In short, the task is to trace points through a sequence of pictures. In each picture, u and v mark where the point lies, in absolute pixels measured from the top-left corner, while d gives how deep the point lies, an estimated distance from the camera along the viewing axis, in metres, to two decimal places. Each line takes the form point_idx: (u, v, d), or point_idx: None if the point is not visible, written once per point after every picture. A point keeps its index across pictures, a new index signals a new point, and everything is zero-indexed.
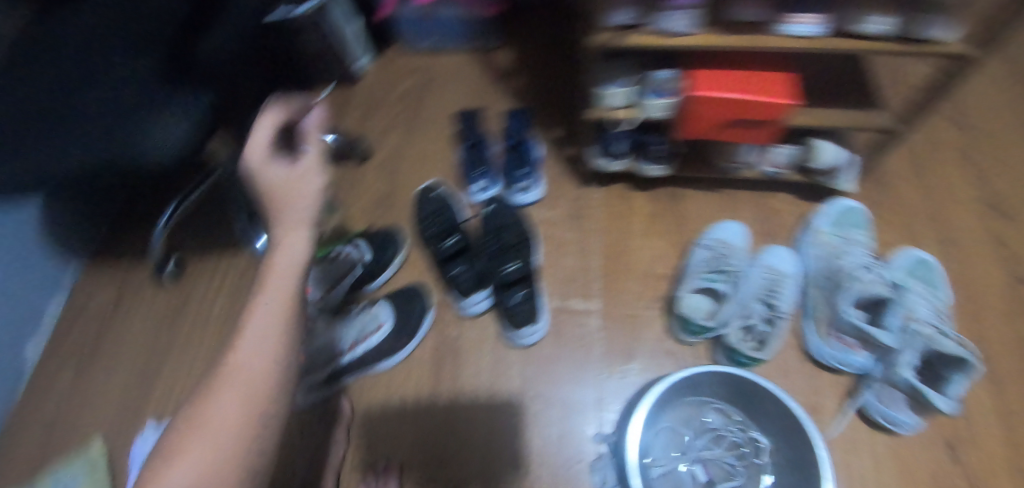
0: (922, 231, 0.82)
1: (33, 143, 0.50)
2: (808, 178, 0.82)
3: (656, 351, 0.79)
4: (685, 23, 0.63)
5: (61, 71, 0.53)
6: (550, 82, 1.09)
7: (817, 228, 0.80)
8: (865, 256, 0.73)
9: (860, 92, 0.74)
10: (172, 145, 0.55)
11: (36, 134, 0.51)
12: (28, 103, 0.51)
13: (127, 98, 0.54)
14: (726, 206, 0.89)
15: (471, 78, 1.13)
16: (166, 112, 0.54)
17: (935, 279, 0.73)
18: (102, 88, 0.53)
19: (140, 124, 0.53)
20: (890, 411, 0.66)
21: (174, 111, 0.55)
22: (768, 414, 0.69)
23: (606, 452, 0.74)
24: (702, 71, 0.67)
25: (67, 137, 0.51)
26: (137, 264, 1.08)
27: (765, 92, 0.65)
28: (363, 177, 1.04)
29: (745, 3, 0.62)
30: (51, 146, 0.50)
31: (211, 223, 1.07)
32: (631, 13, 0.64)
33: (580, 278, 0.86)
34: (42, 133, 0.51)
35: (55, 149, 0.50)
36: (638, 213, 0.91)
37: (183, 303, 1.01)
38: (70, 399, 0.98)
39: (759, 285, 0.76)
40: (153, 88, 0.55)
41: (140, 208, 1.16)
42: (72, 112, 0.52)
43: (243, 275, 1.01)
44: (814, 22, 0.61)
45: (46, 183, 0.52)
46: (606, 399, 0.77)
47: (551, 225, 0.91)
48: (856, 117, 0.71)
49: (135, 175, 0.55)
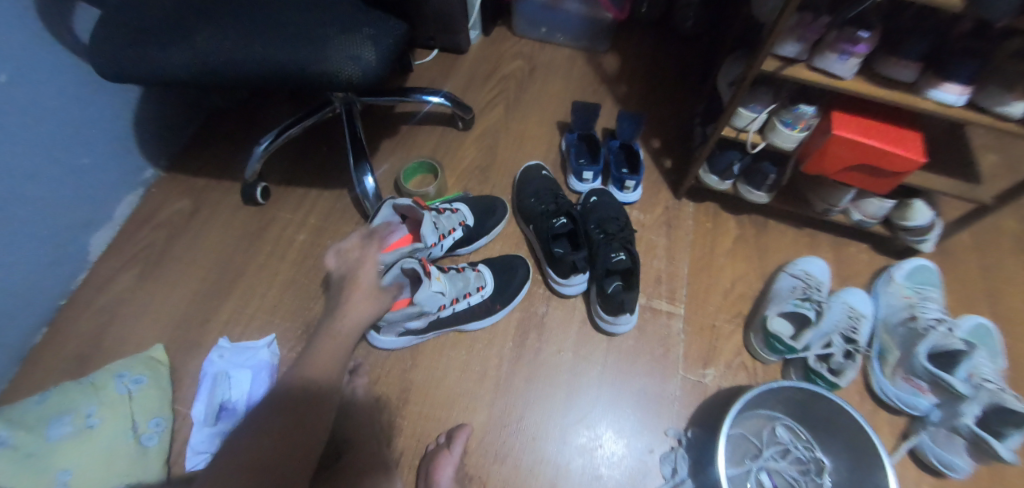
0: (978, 301, 0.91)
1: (261, 43, 0.63)
2: (892, 233, 0.89)
3: (733, 362, 0.84)
4: (845, 68, 0.70)
5: (301, 9, 0.67)
6: (651, 95, 1.15)
7: (894, 279, 0.87)
8: (938, 312, 0.80)
9: (964, 164, 0.81)
10: (362, 60, 0.62)
11: (266, 39, 0.63)
12: (273, 20, 0.65)
13: (331, 19, 0.65)
14: (807, 244, 0.96)
15: (575, 76, 1.19)
16: (363, 34, 0.63)
17: (994, 347, 0.81)
18: (321, 11, 0.66)
19: (338, 38, 0.62)
20: (946, 453, 0.72)
21: (369, 33, 0.64)
22: (838, 437, 0.74)
23: (679, 446, 0.77)
24: (840, 114, 0.74)
25: (283, 42, 0.62)
26: (217, 179, 1.07)
27: (896, 144, 0.72)
28: (464, 145, 1.09)
29: (902, 64, 0.70)
30: (274, 46, 0.62)
31: (303, 157, 1.08)
32: (798, 48, 0.72)
33: (667, 281, 0.91)
34: (268, 39, 0.63)
35: (273, 48, 0.62)
36: (726, 234, 0.97)
37: (263, 227, 1.00)
38: (127, 298, 0.95)
39: (839, 319, 0.82)
40: (356, 16, 0.66)
41: (225, 125, 1.15)
42: (297, 28, 0.64)
43: (329, 212, 1.01)
44: (959, 92, 0.68)
45: (256, 71, 0.62)
46: (683, 397, 0.81)
47: (644, 227, 0.96)
48: (958, 184, 0.79)
49: (322, 81, 0.63)
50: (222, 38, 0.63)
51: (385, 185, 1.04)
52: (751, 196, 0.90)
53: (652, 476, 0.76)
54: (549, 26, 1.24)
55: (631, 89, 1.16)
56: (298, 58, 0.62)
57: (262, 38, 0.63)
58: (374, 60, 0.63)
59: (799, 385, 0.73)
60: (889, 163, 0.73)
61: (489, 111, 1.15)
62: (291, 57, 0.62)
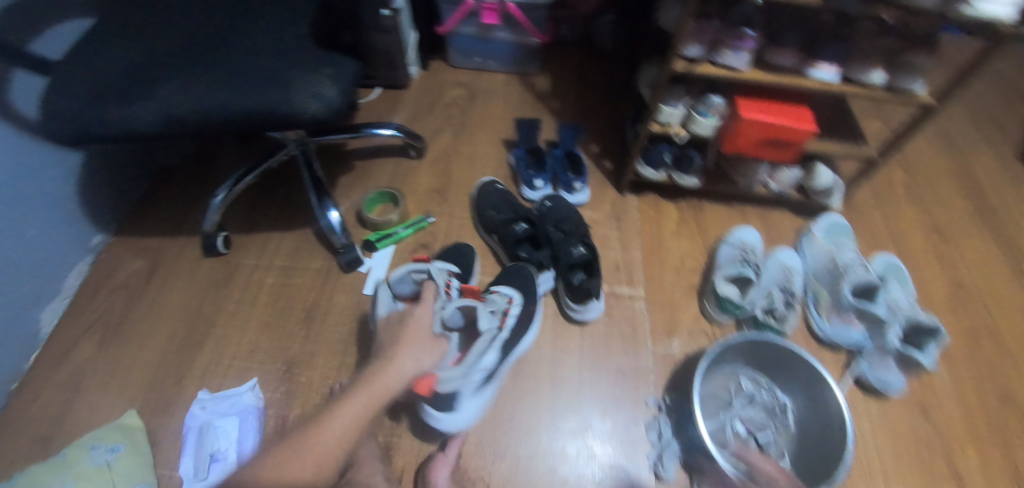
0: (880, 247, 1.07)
1: (232, 92, 0.71)
2: (805, 197, 1.03)
3: (695, 330, 0.93)
4: (740, 61, 0.83)
5: (265, 53, 0.76)
6: (583, 105, 1.27)
7: (814, 235, 1.00)
8: (853, 257, 0.94)
9: (850, 129, 0.96)
10: (324, 99, 0.72)
11: (234, 87, 0.72)
12: (239, 71, 0.74)
13: (290, 64, 0.74)
14: (738, 217, 1.08)
15: (512, 98, 1.29)
16: (322, 78, 0.73)
17: (905, 278, 0.94)
18: (282, 59, 0.75)
19: (301, 83, 0.72)
20: (883, 374, 0.84)
21: (328, 76, 0.73)
22: (792, 377, 0.84)
23: (661, 412, 0.84)
24: (746, 100, 0.87)
25: (253, 91, 0.71)
26: (174, 235, 1.06)
27: (795, 120, 0.85)
28: (418, 172, 1.15)
29: (784, 52, 0.83)
30: (245, 94, 0.71)
31: (261, 202, 1.09)
32: (700, 49, 0.84)
33: (624, 268, 0.99)
34: (237, 88, 0.72)
35: (244, 96, 0.71)
36: (669, 219, 1.07)
37: (229, 275, 1.00)
38: (90, 369, 0.91)
39: (775, 276, 0.94)
40: (312, 61, 0.75)
41: (172, 182, 1.14)
42: (263, 75, 0.73)
43: (296, 251, 1.03)
44: (832, 70, 0.82)
45: (233, 119, 0.72)
46: (657, 368, 0.88)
47: (597, 223, 1.05)
48: (848, 147, 0.93)
49: (290, 122, 0.72)
50: (192, 93, 0.70)
51: (348, 218, 1.07)
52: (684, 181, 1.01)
53: (641, 444, 0.82)
54: (482, 56, 1.34)
55: (565, 103, 1.27)
56: (266, 103, 0.71)
57: (230, 90, 0.71)
58: (333, 99, 0.73)
59: (753, 335, 0.82)
60: (790, 136, 0.85)
61: (438, 138, 1.22)
62: (260, 103, 0.70)
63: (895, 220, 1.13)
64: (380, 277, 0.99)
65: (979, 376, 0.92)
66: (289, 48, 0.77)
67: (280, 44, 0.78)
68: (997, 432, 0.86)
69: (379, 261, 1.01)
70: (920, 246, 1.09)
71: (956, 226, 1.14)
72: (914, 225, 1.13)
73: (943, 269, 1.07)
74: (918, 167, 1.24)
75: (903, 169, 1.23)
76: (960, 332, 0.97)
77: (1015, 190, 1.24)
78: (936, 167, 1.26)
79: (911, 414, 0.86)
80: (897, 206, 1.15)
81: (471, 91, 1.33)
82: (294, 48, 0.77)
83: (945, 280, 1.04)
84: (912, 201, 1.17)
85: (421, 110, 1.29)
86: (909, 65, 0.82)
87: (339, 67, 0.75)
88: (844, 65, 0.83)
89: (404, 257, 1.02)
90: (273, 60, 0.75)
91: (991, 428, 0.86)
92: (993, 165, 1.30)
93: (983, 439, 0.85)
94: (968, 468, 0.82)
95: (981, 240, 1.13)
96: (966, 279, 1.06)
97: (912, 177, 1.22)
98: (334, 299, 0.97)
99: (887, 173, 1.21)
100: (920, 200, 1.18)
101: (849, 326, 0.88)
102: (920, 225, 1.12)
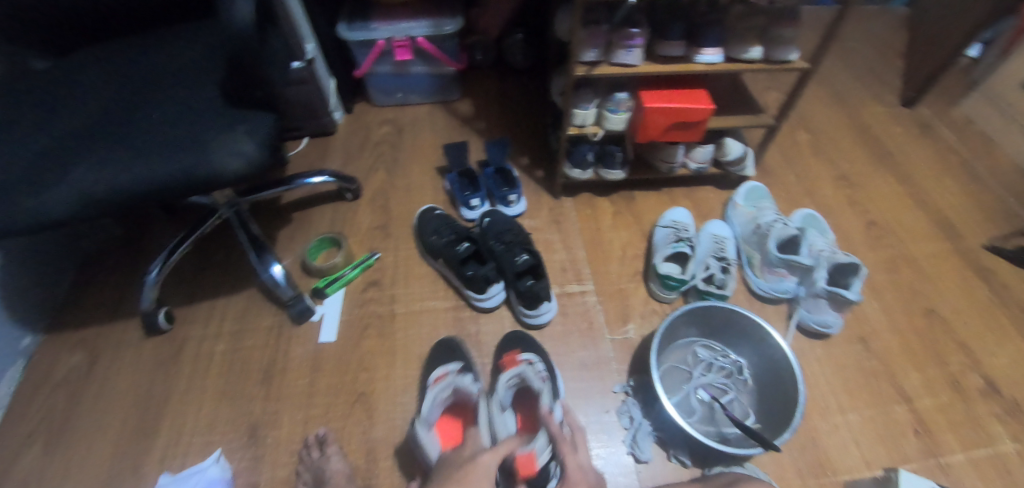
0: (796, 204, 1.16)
1: (142, 164, 0.71)
2: (722, 170, 1.11)
3: (647, 311, 0.97)
4: (634, 58, 0.89)
5: (175, 118, 0.76)
6: (508, 122, 1.32)
7: (737, 204, 1.08)
8: (774, 215, 1.02)
9: (746, 102, 1.05)
10: (244, 155, 0.73)
11: (146, 158, 0.71)
12: (150, 140, 0.73)
13: (202, 126, 0.75)
14: (667, 200, 1.15)
15: (439, 126, 1.33)
16: (237, 134, 0.73)
17: (820, 226, 1.04)
18: (192, 121, 0.75)
19: (218, 143, 0.72)
20: (819, 316, 0.91)
21: (244, 132, 0.74)
22: (742, 337, 0.88)
23: (629, 396, 0.86)
24: (647, 91, 0.93)
25: (164, 161, 0.71)
26: (111, 320, 1.02)
27: (694, 101, 0.92)
28: (357, 212, 1.16)
29: (672, 44, 0.90)
30: (157, 166, 0.71)
31: (200, 271, 1.06)
32: (595, 53, 0.90)
33: (571, 267, 1.03)
34: (149, 157, 0.71)
35: (155, 168, 0.71)
36: (605, 213, 1.12)
37: (177, 350, 0.97)
38: (38, 478, 0.85)
39: (709, 247, 1.00)
40: (223, 118, 0.75)
41: (102, 267, 1.10)
42: (176, 143, 0.73)
43: (244, 313, 1.00)
44: (715, 53, 0.91)
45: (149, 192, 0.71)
46: (618, 355, 0.91)
47: (538, 230, 1.09)
48: (748, 118, 1.02)
49: (212, 182, 0.73)
50: (104, 172, 0.70)
51: (293, 270, 1.06)
52: (611, 175, 1.07)
53: (616, 431, 0.84)
54: (404, 91, 1.39)
55: (490, 123, 1.32)
56: (185, 168, 0.71)
57: (144, 162, 0.71)
58: (253, 151, 0.73)
59: (698, 304, 0.86)
60: (693, 117, 0.92)
61: (371, 176, 1.23)
62: (178, 169, 0.71)
63: (804, 177, 1.24)
64: (334, 322, 0.98)
65: (901, 303, 1.04)
66: (199, 109, 0.77)
67: (188, 103, 0.78)
68: (924, 347, 0.98)
69: (331, 306, 1.00)
70: (831, 196, 1.19)
71: (857, 172, 1.27)
72: (823, 178, 1.24)
73: (854, 213, 1.18)
74: (815, 125, 1.37)
75: (804, 129, 1.35)
76: (878, 266, 1.09)
77: (899, 132, 1.39)
78: (831, 123, 1.39)
79: (846, 350, 0.95)
80: (803, 164, 1.26)
81: (398, 126, 1.36)
82: (203, 108, 0.77)
83: (854, 222, 1.15)
84: (816, 156, 1.28)
85: (351, 152, 1.31)
86: (780, 39, 0.91)
87: (253, 121, 0.75)
88: (725, 47, 0.92)
89: (355, 297, 1.01)
90: (188, 127, 0.75)
91: (917, 344, 0.98)
92: (877, 113, 1.45)
93: (914, 355, 0.96)
94: (907, 382, 0.93)
95: (879, 181, 1.26)
96: (875, 217, 1.18)
97: (812, 135, 1.34)
98: (291, 353, 0.95)
99: (790, 135, 1.32)
100: (823, 154, 1.30)
101: (782, 279, 0.94)
102: (826, 177, 1.23)
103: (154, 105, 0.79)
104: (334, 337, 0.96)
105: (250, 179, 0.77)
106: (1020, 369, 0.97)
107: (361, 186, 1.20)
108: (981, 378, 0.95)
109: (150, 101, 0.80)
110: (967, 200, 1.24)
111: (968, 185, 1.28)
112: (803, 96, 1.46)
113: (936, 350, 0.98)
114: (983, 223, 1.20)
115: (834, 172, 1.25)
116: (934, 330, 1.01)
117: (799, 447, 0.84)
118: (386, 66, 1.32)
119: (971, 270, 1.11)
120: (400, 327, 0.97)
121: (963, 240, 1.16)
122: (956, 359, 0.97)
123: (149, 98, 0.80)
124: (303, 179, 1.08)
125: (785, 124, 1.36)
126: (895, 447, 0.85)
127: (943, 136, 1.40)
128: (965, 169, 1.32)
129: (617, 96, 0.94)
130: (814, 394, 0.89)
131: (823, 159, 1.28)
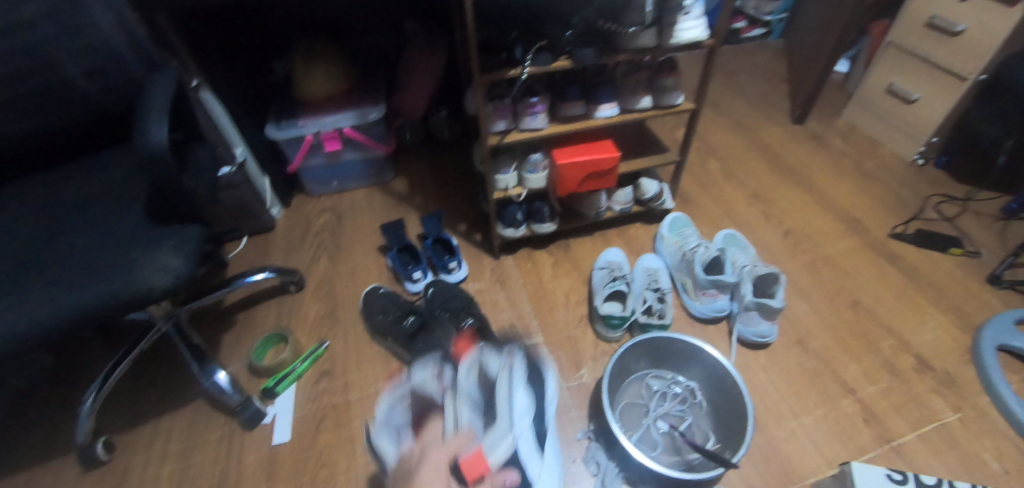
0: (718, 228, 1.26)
1: (66, 293, 0.71)
2: (645, 207, 1.20)
3: (597, 352, 1.00)
4: (539, 122, 0.97)
5: (99, 241, 0.77)
6: (443, 195, 1.39)
7: (664, 236, 1.16)
8: (697, 240, 1.09)
9: (652, 145, 1.16)
10: (172, 269, 0.74)
11: (70, 285, 0.71)
12: (72, 267, 0.74)
13: (127, 247, 0.76)
14: (601, 242, 1.21)
15: (377, 207, 1.38)
16: (164, 249, 0.75)
17: (741, 243, 1.12)
18: (117, 243, 0.76)
19: (144, 261, 0.73)
20: (755, 327, 0.97)
21: (171, 246, 0.75)
22: (688, 362, 0.92)
23: (592, 441, 0.87)
24: (558, 149, 1.01)
25: (89, 287, 0.71)
26: (42, 461, 0.95)
27: (601, 151, 1.00)
28: (304, 303, 1.16)
29: (570, 104, 0.98)
30: (82, 293, 0.71)
31: (139, 392, 1.02)
32: (503, 124, 0.97)
33: (520, 322, 1.06)
34: (73, 284, 0.72)
35: (80, 295, 0.71)
36: (544, 264, 1.17)
37: (119, 481, 0.91)
38: None
39: (644, 280, 1.05)
40: (148, 236, 0.77)
41: (30, 406, 1.03)
42: (101, 267, 0.73)
43: (191, 427, 0.96)
44: (610, 107, 1.00)
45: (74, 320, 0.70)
46: (576, 401, 0.93)
47: (483, 292, 1.12)
48: (656, 159, 1.12)
49: (141, 300, 0.73)
50: (24, 307, 0.69)
51: (241, 374, 1.04)
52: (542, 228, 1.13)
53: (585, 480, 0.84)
54: (339, 178, 1.43)
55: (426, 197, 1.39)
56: (111, 291, 0.71)
57: (68, 290, 0.71)
58: (181, 264, 0.75)
59: (641, 338, 0.90)
60: (602, 166, 1.00)
61: (315, 266, 1.25)
62: (104, 293, 0.71)
63: (721, 200, 1.34)
64: (288, 420, 0.96)
65: (828, 300, 1.11)
66: (123, 229, 0.78)
67: (111, 225, 0.79)
68: (856, 338, 1.05)
69: (284, 406, 0.98)
70: (747, 215, 1.30)
71: (767, 188, 1.39)
72: (738, 198, 1.35)
73: (771, 225, 1.28)
74: (723, 153, 1.51)
75: (713, 158, 1.48)
76: (801, 270, 1.17)
77: (796, 147, 1.55)
78: (736, 148, 1.53)
79: (786, 355, 1.01)
80: (717, 190, 1.37)
81: (337, 213, 1.40)
82: (128, 228, 0.79)
83: (771, 235, 1.26)
84: (728, 180, 1.41)
85: (292, 245, 1.32)
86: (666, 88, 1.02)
87: (180, 235, 0.77)
88: (618, 100, 1.01)
89: (309, 391, 1.00)
90: (112, 248, 0.76)
91: (850, 336, 1.05)
92: (775, 133, 1.60)
93: (849, 347, 1.03)
94: (847, 374, 0.99)
95: (787, 193, 1.38)
96: (790, 227, 1.28)
97: (721, 162, 1.47)
98: (244, 461, 0.91)
99: (702, 166, 1.45)
100: (733, 177, 1.42)
101: (716, 298, 1.00)
102: (739, 198, 1.35)
103: (76, 230, 0.80)
104: (289, 436, 0.94)
105: (181, 291, 0.77)
106: (943, 343, 1.05)
107: (306, 278, 1.21)
108: (912, 357, 1.02)
109: (72, 226, 0.81)
110: (866, 197, 1.38)
111: (864, 184, 1.42)
112: (708, 127, 1.61)
113: (868, 339, 1.05)
114: (883, 215, 1.33)
115: (746, 192, 1.36)
116: (862, 320, 1.08)
117: (762, 458, 0.87)
118: (317, 160, 1.36)
119: (883, 259, 1.22)
120: (358, 413, 0.96)
121: (870, 233, 1.28)
122: (886, 344, 1.04)
123: (70, 223, 0.81)
124: (243, 279, 1.08)
125: (697, 156, 1.49)
126: (848, 439, 0.90)
127: (834, 144, 1.56)
128: (859, 169, 1.47)
129: (532, 158, 1.02)
130: (765, 405, 0.93)
131: (734, 182, 1.40)
